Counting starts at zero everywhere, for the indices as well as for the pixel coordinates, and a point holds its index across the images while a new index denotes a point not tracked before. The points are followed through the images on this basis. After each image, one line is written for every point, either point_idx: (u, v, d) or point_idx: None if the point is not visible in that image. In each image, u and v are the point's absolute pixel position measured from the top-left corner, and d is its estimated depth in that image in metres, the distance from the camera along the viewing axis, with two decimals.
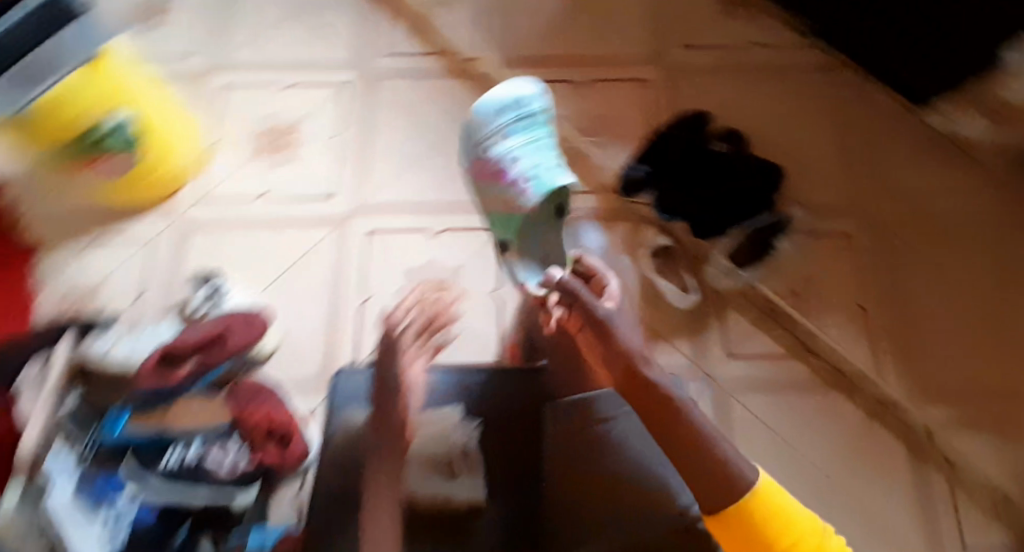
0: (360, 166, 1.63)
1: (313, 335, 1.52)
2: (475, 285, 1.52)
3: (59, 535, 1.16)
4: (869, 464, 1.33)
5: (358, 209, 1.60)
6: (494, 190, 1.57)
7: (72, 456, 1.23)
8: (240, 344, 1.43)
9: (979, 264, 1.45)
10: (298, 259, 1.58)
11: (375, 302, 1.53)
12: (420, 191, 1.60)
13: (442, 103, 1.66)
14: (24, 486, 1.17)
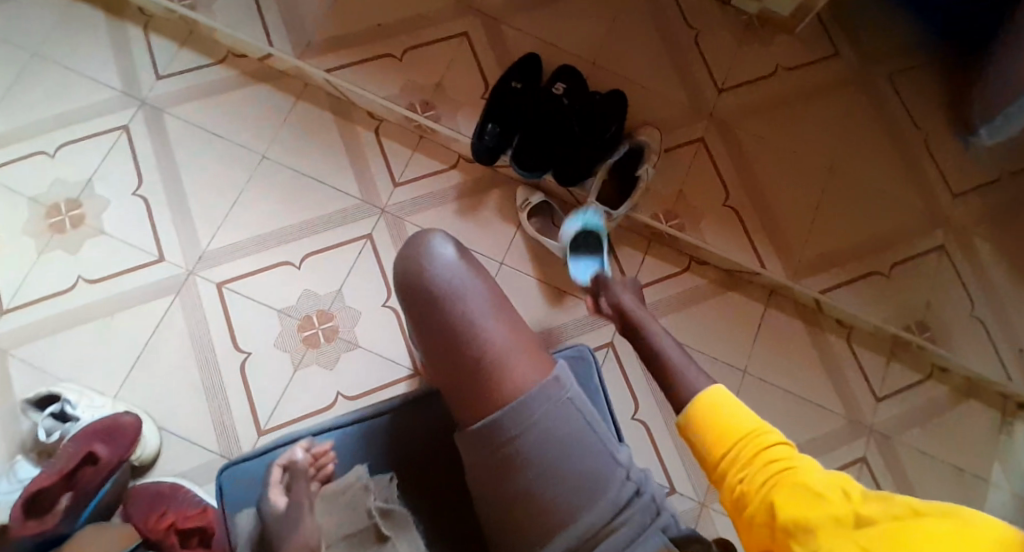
0: (183, 215, 1.44)
1: (202, 415, 1.39)
2: (359, 306, 1.43)
3: None
4: (780, 352, 1.42)
5: (201, 264, 1.42)
6: (345, 197, 1.45)
7: None
8: (114, 457, 1.28)
9: (825, 130, 1.51)
10: (152, 340, 1.40)
11: (259, 357, 1.41)
12: (263, 222, 1.44)
13: (249, 116, 1.46)
14: None
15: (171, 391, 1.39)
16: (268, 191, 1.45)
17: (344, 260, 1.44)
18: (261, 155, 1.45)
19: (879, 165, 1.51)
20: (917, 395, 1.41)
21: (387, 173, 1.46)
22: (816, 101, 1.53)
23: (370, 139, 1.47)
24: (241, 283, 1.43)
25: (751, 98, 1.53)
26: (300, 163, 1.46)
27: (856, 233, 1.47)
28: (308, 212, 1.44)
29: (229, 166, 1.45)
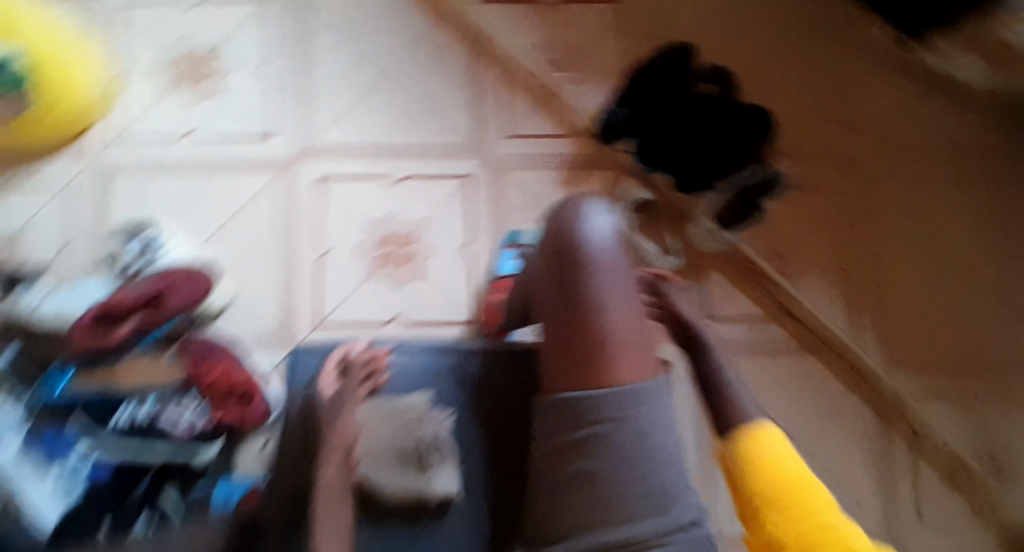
0: (304, 101, 1.46)
1: (264, 287, 1.40)
2: (439, 240, 1.42)
3: (14, 494, 1.17)
4: (840, 432, 1.36)
5: (305, 153, 1.44)
6: (462, 131, 1.45)
7: (15, 408, 1.23)
8: (184, 302, 1.31)
9: (958, 216, 1.43)
10: (238, 210, 1.42)
11: (333, 250, 1.41)
12: (373, 131, 1.45)
13: (395, 26, 1.49)
14: None
15: (242, 256, 1.41)
16: (390, 101, 1.46)
17: (437, 192, 1.43)
18: (394, 67, 1.48)
19: (1017, 278, 1.41)
20: (967, 522, 1.33)
21: (509, 121, 1.45)
22: (967, 191, 1.44)
23: (499, 84, 1.47)
24: (337, 176, 1.43)
25: (897, 163, 1.45)
26: (426, 88, 1.47)
27: (960, 334, 1.39)
28: (418, 137, 1.45)
29: (359, 65, 1.48)
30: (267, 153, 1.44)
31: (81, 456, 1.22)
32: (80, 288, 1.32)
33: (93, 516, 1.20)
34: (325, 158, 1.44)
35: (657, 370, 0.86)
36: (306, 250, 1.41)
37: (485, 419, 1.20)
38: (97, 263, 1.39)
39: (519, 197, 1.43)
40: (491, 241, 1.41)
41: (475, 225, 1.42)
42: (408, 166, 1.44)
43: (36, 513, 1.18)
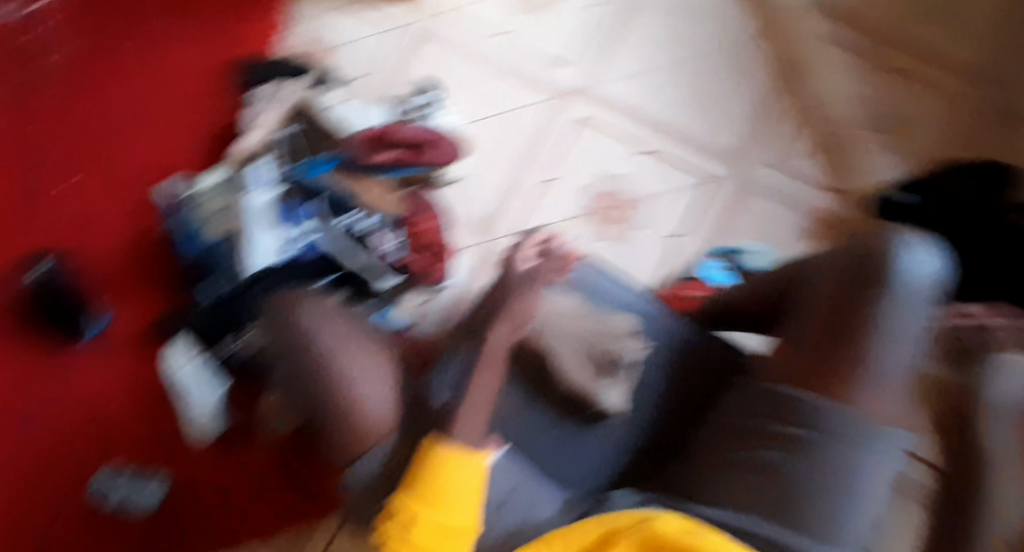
0: (615, 49, 1.53)
1: (492, 178, 1.44)
2: (657, 222, 1.41)
3: (242, 228, 1.28)
4: None
5: (588, 93, 1.49)
6: (729, 147, 1.46)
7: (276, 171, 1.34)
8: (433, 160, 1.41)
9: None
10: (502, 112, 1.48)
11: (566, 182, 1.43)
12: (658, 103, 1.49)
13: (734, 29, 1.54)
14: (227, 175, 1.35)
15: (488, 145, 1.46)
16: (696, 90, 1.50)
17: (680, 181, 1.44)
18: (710, 62, 1.52)
19: None
20: None
21: (781, 161, 1.45)
22: None
23: (793, 122, 1.47)
24: (607, 127, 1.46)
25: None
26: (727, 96, 1.49)
27: None
28: (692, 127, 1.47)
29: (682, 52, 1.52)
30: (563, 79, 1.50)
31: (306, 229, 1.32)
32: (364, 109, 1.44)
33: (286, 278, 1.27)
34: (608, 107, 1.48)
35: (898, 416, 0.85)
36: (541, 168, 1.44)
37: (678, 382, 1.02)
38: (380, 99, 1.48)
39: (747, 226, 1.41)
40: (703, 248, 1.39)
41: (703, 231, 1.41)
42: (673, 151, 1.46)
43: (246, 248, 1.27)
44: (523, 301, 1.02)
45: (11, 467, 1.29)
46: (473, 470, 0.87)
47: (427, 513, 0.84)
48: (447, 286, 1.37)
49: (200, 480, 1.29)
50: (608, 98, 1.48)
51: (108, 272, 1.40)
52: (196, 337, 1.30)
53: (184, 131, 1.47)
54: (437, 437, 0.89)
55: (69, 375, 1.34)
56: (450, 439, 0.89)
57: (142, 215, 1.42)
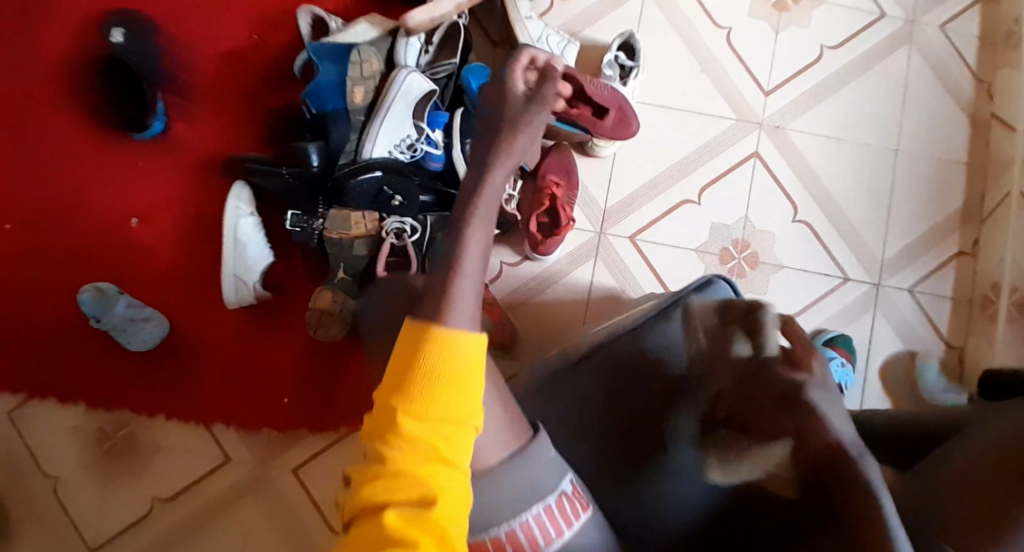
0: (822, 72, 1.29)
1: (641, 170, 1.28)
2: (775, 294, 1.25)
3: (381, 109, 1.17)
4: None
5: (775, 119, 1.29)
6: (881, 255, 1.26)
7: (427, 58, 1.25)
8: (603, 133, 1.23)
9: None
10: (678, 106, 1.29)
11: (705, 213, 1.27)
12: (836, 160, 1.28)
13: (953, 109, 1.29)
14: (380, 37, 1.24)
15: (649, 138, 1.28)
16: (897, 167, 1.28)
17: (820, 260, 1.26)
18: (915, 136, 1.28)
19: None
20: None
21: (926, 278, 1.26)
22: None
23: (958, 248, 1.27)
24: (781, 175, 1.28)
25: None
26: (928, 206, 1.28)
27: None
28: (857, 202, 1.27)
29: (904, 117, 1.29)
30: (763, 99, 1.29)
31: (439, 139, 1.22)
32: (560, 40, 1.26)
33: (401, 183, 1.19)
34: (793, 152, 1.28)
35: None
36: (689, 185, 1.28)
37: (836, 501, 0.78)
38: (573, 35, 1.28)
39: (860, 336, 1.24)
40: (804, 336, 1.24)
41: (807, 320, 1.24)
42: (831, 222, 1.27)
43: (373, 129, 1.18)
44: (522, 137, 0.80)
45: (28, 234, 1.24)
46: (472, 353, 0.74)
47: (416, 414, 0.71)
48: (546, 260, 1.25)
49: (210, 330, 1.24)
50: (797, 146, 1.28)
51: (216, 78, 1.27)
52: (285, 192, 1.21)
53: None
54: (426, 318, 0.74)
55: (114, 162, 1.26)
56: (440, 320, 0.74)
57: (277, 36, 1.28)
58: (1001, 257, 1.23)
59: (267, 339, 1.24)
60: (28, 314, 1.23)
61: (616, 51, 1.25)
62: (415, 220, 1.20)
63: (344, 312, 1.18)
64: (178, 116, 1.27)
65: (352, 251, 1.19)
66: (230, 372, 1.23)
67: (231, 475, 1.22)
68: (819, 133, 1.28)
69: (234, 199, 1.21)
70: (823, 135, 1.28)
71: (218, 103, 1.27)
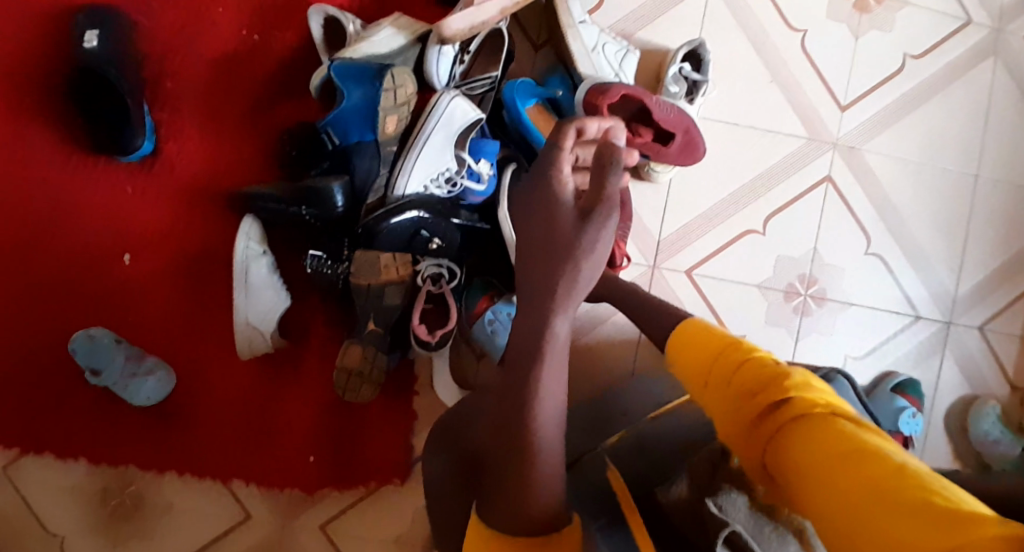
0: (902, 85, 1.17)
1: (702, 195, 1.15)
2: (842, 333, 1.15)
3: (417, 143, 1.02)
4: None
5: (850, 138, 1.16)
6: (952, 291, 1.17)
7: (461, 68, 1.09)
8: (668, 161, 1.09)
9: None
10: (745, 122, 1.15)
11: (771, 246, 1.15)
12: (912, 186, 1.17)
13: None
14: (407, 45, 1.06)
15: (711, 162, 1.15)
16: (974, 193, 1.18)
17: (888, 297, 1.16)
18: (995, 161, 1.18)
19: None
20: None
21: (996, 315, 1.18)
22: None
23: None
24: (854, 202, 1.16)
25: None
26: (1004, 238, 1.18)
27: None
28: (931, 233, 1.17)
29: (984, 140, 1.18)
30: (836, 116, 1.16)
31: (483, 170, 1.07)
32: (618, 47, 1.10)
33: (439, 224, 1.05)
34: (867, 177, 1.17)
35: None
36: (753, 214, 1.15)
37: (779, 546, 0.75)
38: (630, 39, 1.14)
39: (926, 381, 1.16)
40: (869, 377, 1.15)
41: (871, 361, 1.16)
42: (904, 254, 1.17)
43: (407, 164, 1.02)
44: (585, 266, 0.71)
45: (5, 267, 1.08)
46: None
47: None
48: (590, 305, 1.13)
49: (224, 379, 1.11)
50: (871, 170, 1.17)
51: (217, 85, 1.09)
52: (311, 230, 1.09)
53: None
54: (498, 528, 0.69)
55: (97, 186, 1.08)
56: (511, 533, 0.68)
57: (289, 34, 1.10)
58: None
59: (289, 389, 1.12)
60: (11, 362, 1.08)
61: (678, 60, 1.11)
62: (452, 261, 1.09)
63: (374, 371, 1.07)
64: (170, 130, 1.08)
65: (385, 299, 1.07)
66: (249, 425, 1.11)
67: (253, 533, 1.11)
68: (894, 156, 1.17)
69: (243, 237, 1.04)
70: (898, 157, 1.17)
71: (219, 114, 1.09)
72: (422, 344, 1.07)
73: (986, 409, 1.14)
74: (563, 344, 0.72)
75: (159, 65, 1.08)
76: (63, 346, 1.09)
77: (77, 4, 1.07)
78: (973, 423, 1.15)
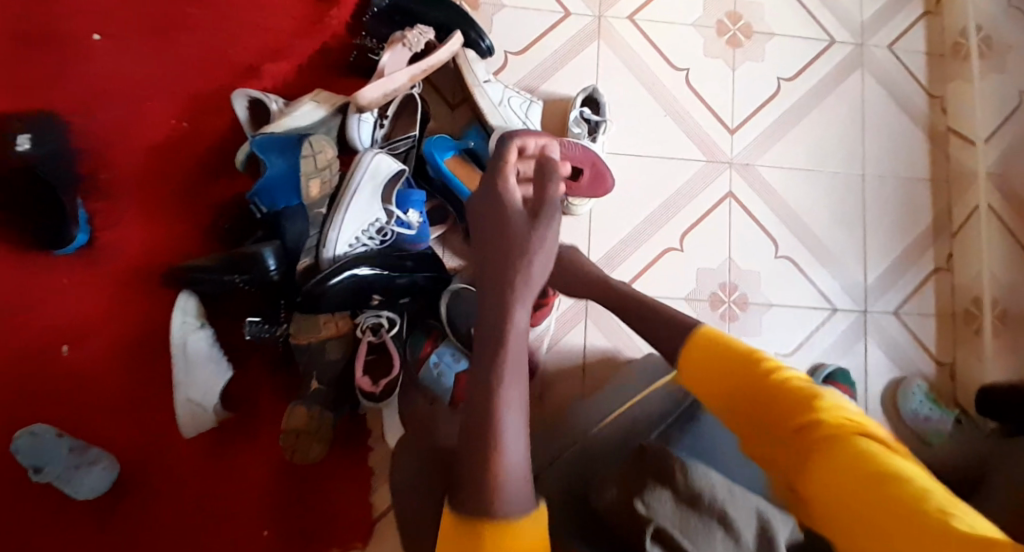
0: (782, 105, 1.29)
1: (622, 222, 1.22)
2: (769, 336, 1.21)
3: (343, 202, 1.06)
4: None
5: (744, 157, 1.27)
6: (864, 284, 1.25)
7: (381, 132, 1.15)
8: (582, 194, 1.17)
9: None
10: (647, 152, 1.24)
11: (691, 263, 1.22)
12: (809, 192, 1.27)
13: (911, 126, 1.30)
14: (326, 116, 1.12)
15: (623, 193, 1.23)
16: (865, 191, 1.28)
17: (807, 295, 1.24)
18: (879, 160, 1.29)
19: None
20: None
21: (909, 299, 1.25)
22: None
23: (935, 265, 1.27)
24: (759, 213, 1.25)
25: None
26: (903, 227, 1.27)
27: None
28: (833, 231, 1.26)
29: (865, 144, 1.29)
30: (729, 138, 1.27)
31: (413, 219, 1.12)
32: (523, 100, 1.19)
33: (376, 276, 1.08)
34: (768, 191, 1.26)
35: None
36: (671, 233, 1.23)
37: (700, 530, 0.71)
38: (532, 92, 1.24)
39: (855, 367, 1.22)
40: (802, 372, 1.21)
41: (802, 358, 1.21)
42: (814, 255, 1.25)
43: (335, 221, 1.07)
44: (539, 258, 0.70)
45: None
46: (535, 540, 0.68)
47: None
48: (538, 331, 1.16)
49: (171, 462, 1.10)
50: (768, 183, 1.26)
51: (143, 174, 1.13)
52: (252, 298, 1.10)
53: (289, 41, 1.19)
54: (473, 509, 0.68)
55: (36, 279, 1.10)
56: (489, 514, 0.67)
57: (209, 119, 1.15)
58: (976, 273, 1.25)
59: (239, 458, 1.11)
60: None
61: (579, 106, 1.20)
62: (392, 311, 1.11)
63: (323, 429, 1.07)
64: (105, 218, 1.12)
65: (327, 355, 1.08)
66: (202, 501, 1.09)
67: None
68: (787, 169, 1.27)
69: (179, 312, 1.07)
70: (792, 169, 1.27)
71: (148, 201, 1.13)
72: (367, 395, 1.07)
73: (917, 385, 1.20)
74: (526, 332, 0.70)
75: (90, 158, 1.12)
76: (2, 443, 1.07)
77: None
78: (903, 401, 1.20)
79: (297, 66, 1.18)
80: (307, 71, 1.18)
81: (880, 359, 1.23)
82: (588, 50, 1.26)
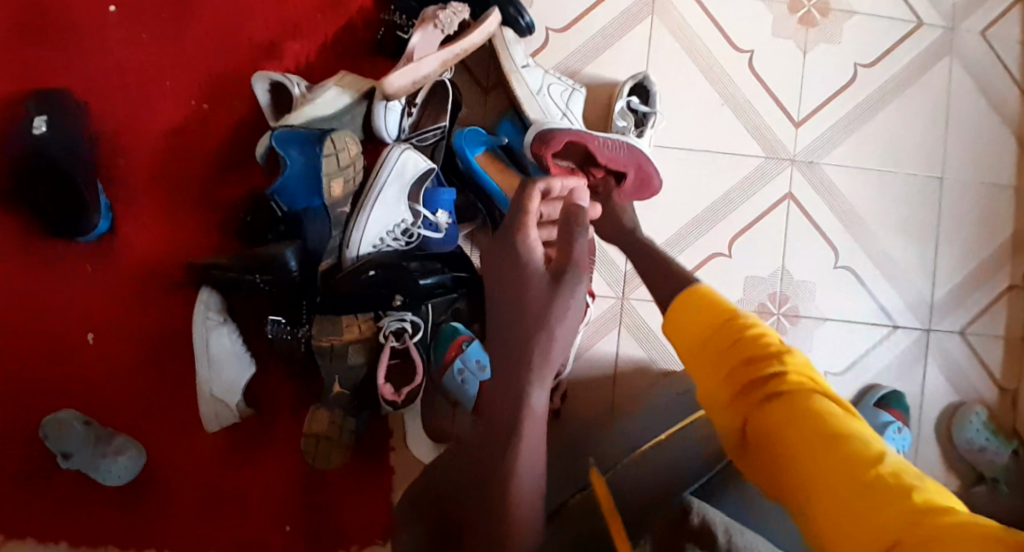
0: (857, 96, 1.16)
1: (666, 223, 1.13)
2: (818, 352, 1.14)
3: (366, 203, 1.02)
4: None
5: (808, 154, 1.15)
6: (929, 299, 1.15)
7: (410, 121, 1.07)
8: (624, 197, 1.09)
9: None
10: (700, 146, 1.14)
11: (739, 271, 1.14)
12: (877, 195, 1.16)
13: (999, 126, 1.17)
14: (351, 103, 1.04)
15: (668, 193, 1.13)
16: (940, 196, 1.16)
17: (863, 309, 1.15)
18: (959, 161, 1.17)
19: None
20: None
21: (977, 318, 1.15)
22: None
23: (1009, 281, 1.16)
24: (820, 218, 1.15)
25: None
26: (979, 238, 1.16)
27: None
28: (900, 239, 1.16)
29: (945, 142, 1.17)
30: (793, 132, 1.15)
31: (441, 220, 1.06)
32: (565, 87, 1.09)
33: (400, 280, 1.04)
34: (833, 193, 1.15)
35: None
36: (720, 237, 1.14)
37: None
38: (575, 76, 1.13)
39: (911, 392, 1.14)
40: (851, 393, 1.14)
41: (852, 377, 1.14)
42: (877, 266, 1.15)
43: (358, 222, 1.02)
44: (557, 331, 0.89)
45: None
46: None
47: None
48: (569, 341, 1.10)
49: (191, 455, 1.08)
50: (833, 185, 1.15)
51: (163, 160, 1.08)
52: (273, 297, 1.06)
53: (314, 17, 1.10)
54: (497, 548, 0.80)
55: (56, 266, 1.07)
56: None
57: (229, 103, 1.09)
58: None
59: (259, 460, 1.09)
60: None
61: (625, 96, 1.09)
62: (417, 314, 1.06)
63: (345, 436, 1.05)
64: (124, 209, 1.08)
65: (349, 361, 1.05)
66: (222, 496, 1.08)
67: None
68: (856, 168, 1.16)
69: (202, 308, 1.04)
70: (862, 169, 1.16)
71: (168, 189, 1.08)
72: (389, 403, 1.05)
73: (975, 411, 1.12)
74: (542, 412, 0.84)
75: (108, 145, 1.07)
76: (19, 438, 1.05)
77: (10, 92, 1.06)
78: (957, 428, 1.13)
79: (318, 45, 1.10)
80: (331, 51, 1.11)
81: (938, 382, 1.15)
82: (640, 27, 1.14)
